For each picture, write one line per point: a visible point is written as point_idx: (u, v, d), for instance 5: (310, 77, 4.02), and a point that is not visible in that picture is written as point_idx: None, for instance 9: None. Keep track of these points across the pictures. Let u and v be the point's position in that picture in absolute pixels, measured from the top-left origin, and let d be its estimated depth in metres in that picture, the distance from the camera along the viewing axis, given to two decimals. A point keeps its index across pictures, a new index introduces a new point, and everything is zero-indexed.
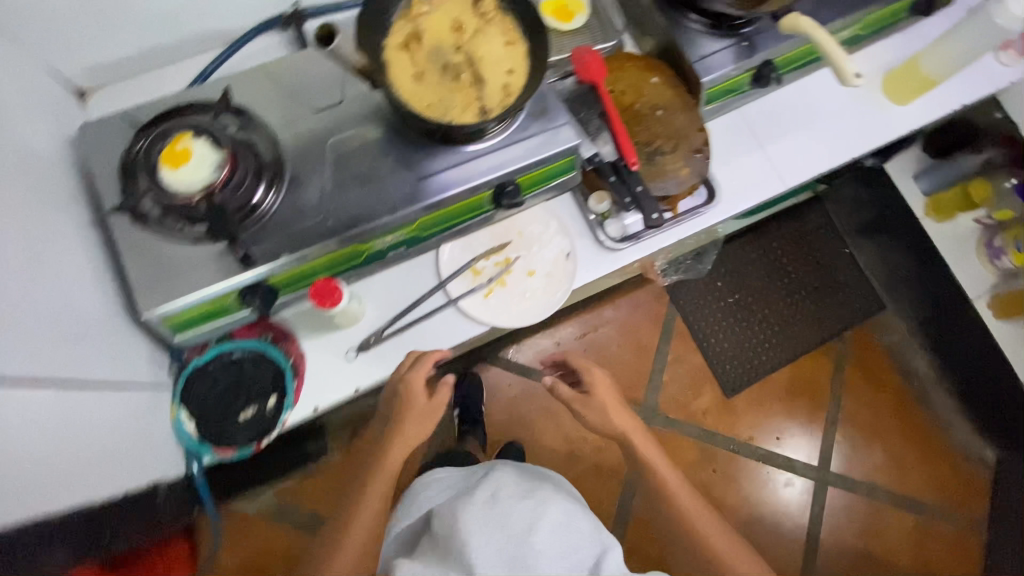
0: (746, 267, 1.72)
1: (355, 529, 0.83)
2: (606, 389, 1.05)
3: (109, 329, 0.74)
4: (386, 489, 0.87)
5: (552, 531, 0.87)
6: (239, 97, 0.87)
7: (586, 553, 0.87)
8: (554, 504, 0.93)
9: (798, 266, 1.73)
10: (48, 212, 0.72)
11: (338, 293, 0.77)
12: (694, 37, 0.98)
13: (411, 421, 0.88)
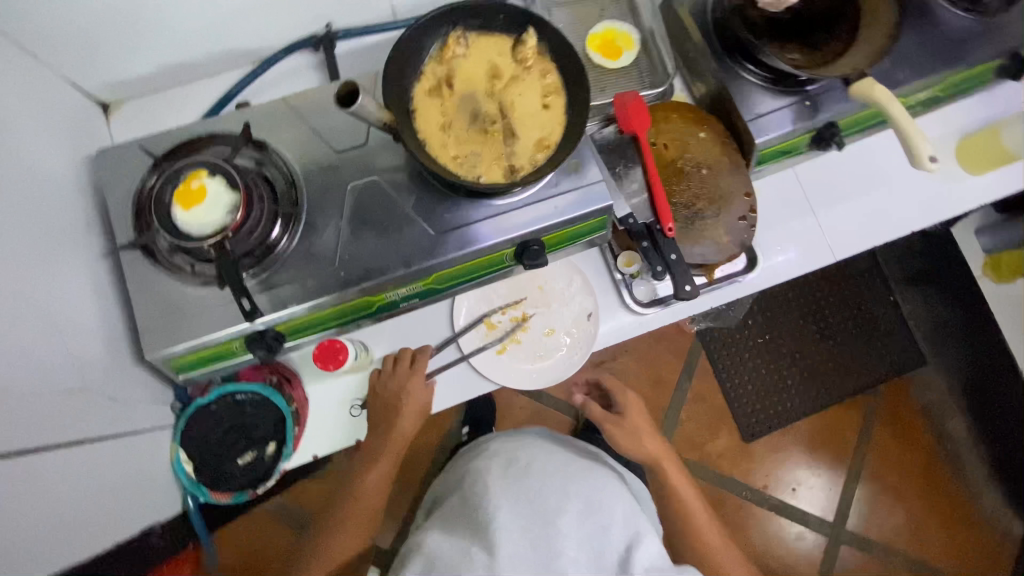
0: (781, 308, 1.60)
1: (354, 519, 0.88)
2: (634, 415, 1.02)
3: (107, 370, 0.73)
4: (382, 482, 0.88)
5: (576, 519, 0.80)
6: (260, 129, 0.83)
7: (611, 537, 0.79)
8: (586, 484, 0.86)
9: (832, 312, 1.60)
10: (56, 248, 0.70)
11: (340, 355, 0.79)
12: (750, 92, 0.90)
13: (404, 419, 0.85)
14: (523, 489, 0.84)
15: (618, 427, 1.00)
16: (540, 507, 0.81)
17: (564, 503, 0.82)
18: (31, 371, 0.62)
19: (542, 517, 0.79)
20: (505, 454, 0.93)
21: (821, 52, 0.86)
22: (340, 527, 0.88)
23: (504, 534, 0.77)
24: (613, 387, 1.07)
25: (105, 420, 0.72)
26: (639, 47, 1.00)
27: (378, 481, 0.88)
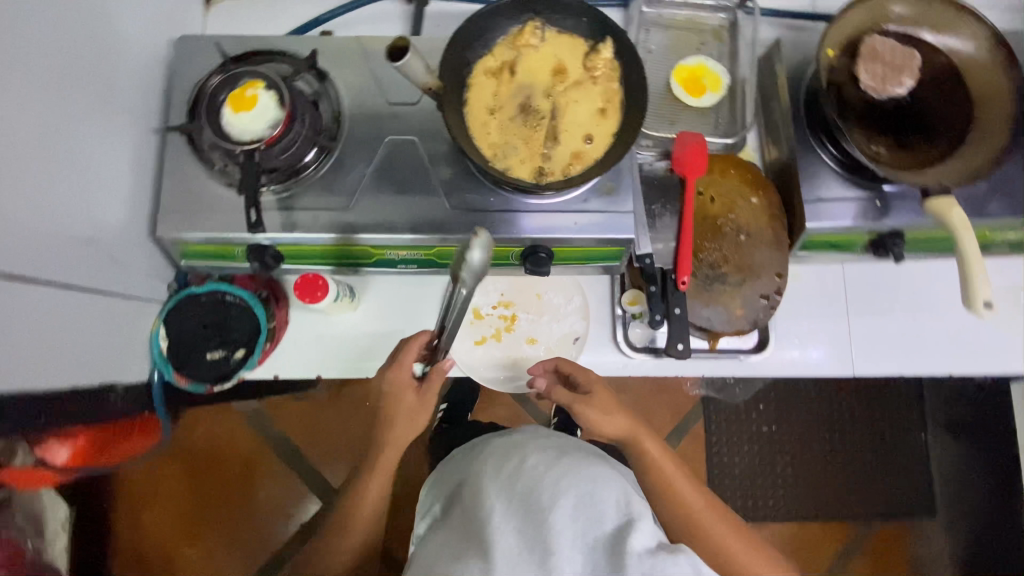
0: (801, 404, 1.46)
1: (350, 531, 0.80)
2: (601, 387, 0.80)
3: (121, 234, 0.78)
4: (379, 491, 0.80)
5: (567, 511, 0.63)
6: (328, 59, 0.86)
7: (610, 520, 0.62)
8: (578, 470, 0.70)
9: (854, 429, 1.46)
10: (113, 111, 0.76)
11: (319, 281, 0.84)
12: (819, 172, 0.85)
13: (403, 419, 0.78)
14: (512, 485, 0.69)
15: (589, 404, 0.77)
16: (531, 502, 0.65)
17: (553, 494, 0.65)
18: (56, 211, 0.67)
19: (532, 515, 0.63)
20: (501, 450, 0.79)
21: (911, 153, 0.79)
22: (336, 536, 0.81)
23: (496, 539, 0.62)
24: (574, 367, 0.83)
25: (108, 279, 0.77)
26: (726, 93, 0.96)
27: (377, 491, 0.80)
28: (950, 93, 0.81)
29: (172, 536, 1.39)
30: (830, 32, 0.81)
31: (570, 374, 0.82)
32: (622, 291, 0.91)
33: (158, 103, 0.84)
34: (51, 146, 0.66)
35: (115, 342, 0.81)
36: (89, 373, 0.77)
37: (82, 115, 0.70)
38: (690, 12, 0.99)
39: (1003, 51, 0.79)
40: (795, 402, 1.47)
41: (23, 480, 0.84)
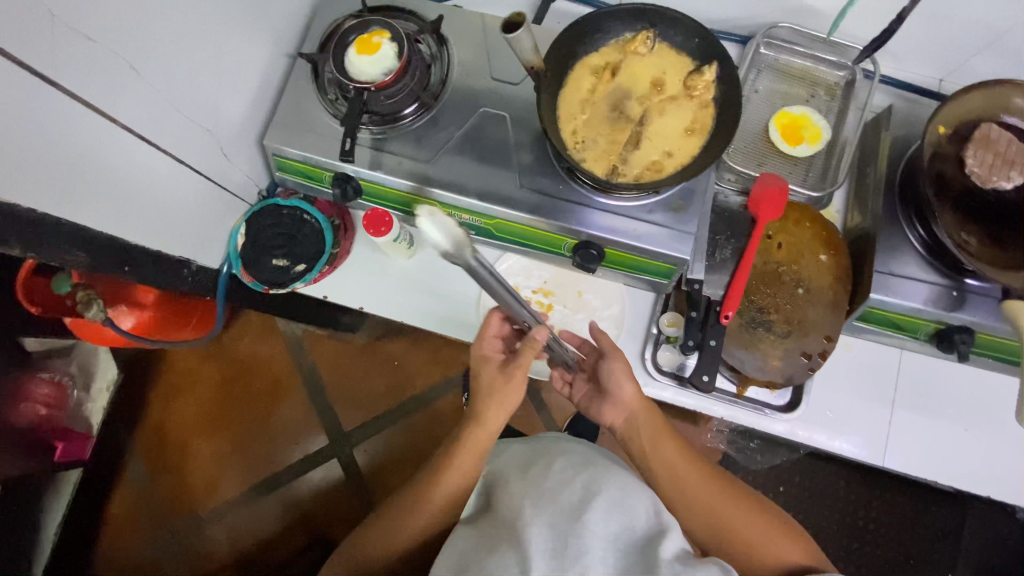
0: (825, 496, 1.36)
1: (427, 503, 0.75)
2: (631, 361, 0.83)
3: (234, 131, 0.88)
4: (469, 468, 0.76)
5: (601, 513, 0.63)
6: (450, 27, 0.93)
7: (641, 523, 0.65)
8: (607, 475, 0.71)
9: (875, 542, 1.35)
10: (260, 27, 0.86)
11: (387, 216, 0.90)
12: (898, 248, 0.81)
13: (504, 392, 0.77)
14: (541, 488, 0.69)
15: (620, 361, 0.79)
16: (564, 501, 0.65)
17: (586, 495, 0.66)
18: (191, 97, 0.77)
19: (566, 513, 0.63)
20: (524, 456, 0.80)
21: (1002, 250, 0.75)
22: (412, 510, 0.75)
23: (530, 532, 0.62)
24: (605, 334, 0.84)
25: (214, 169, 0.87)
26: (822, 148, 0.94)
27: (466, 466, 0.76)
28: None
29: (193, 425, 1.50)
30: (944, 111, 0.79)
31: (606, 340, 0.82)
32: (663, 310, 0.91)
33: (297, 31, 0.94)
34: (204, 40, 0.76)
35: (200, 223, 0.91)
36: (172, 243, 0.87)
37: (235, 24, 0.80)
38: (808, 62, 0.98)
39: None
40: (820, 493, 1.37)
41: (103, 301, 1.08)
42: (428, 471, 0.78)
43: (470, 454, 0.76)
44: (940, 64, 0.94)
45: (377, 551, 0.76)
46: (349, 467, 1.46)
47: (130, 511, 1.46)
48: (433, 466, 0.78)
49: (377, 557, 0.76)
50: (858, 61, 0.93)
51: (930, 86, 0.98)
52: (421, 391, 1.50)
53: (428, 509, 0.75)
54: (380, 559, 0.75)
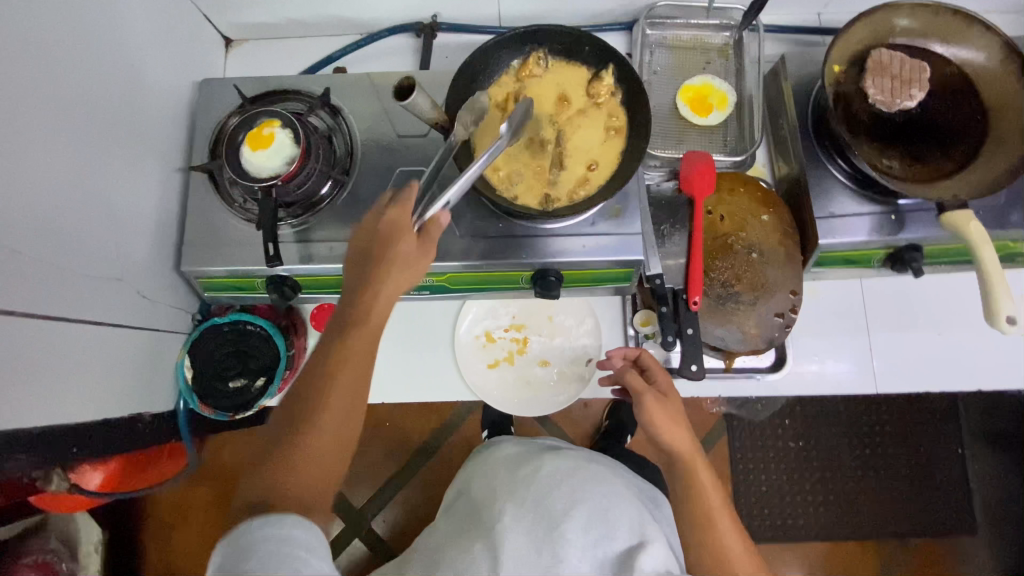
0: (831, 419, 1.42)
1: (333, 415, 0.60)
2: (678, 395, 0.77)
3: (145, 269, 0.82)
4: (360, 378, 0.62)
5: (583, 524, 0.76)
6: (339, 93, 0.89)
7: (621, 539, 0.76)
8: (595, 485, 0.81)
9: (889, 443, 1.41)
10: (138, 155, 0.80)
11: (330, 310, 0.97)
12: (831, 189, 0.83)
13: (385, 287, 0.64)
14: (528, 486, 0.81)
15: (660, 403, 0.74)
16: (547, 508, 0.78)
17: (570, 505, 0.78)
18: (88, 254, 0.72)
19: (547, 518, 0.77)
20: (513, 456, 0.90)
21: (923, 165, 0.78)
22: (322, 395, 0.60)
23: (507, 538, 0.75)
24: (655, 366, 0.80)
25: (137, 313, 0.82)
26: (732, 111, 0.96)
27: (367, 351, 0.63)
28: (960, 104, 0.81)
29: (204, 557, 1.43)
30: (835, 49, 0.80)
31: (650, 366, 0.79)
32: (634, 311, 0.90)
33: (181, 143, 0.89)
34: (83, 192, 0.70)
35: (138, 370, 0.84)
36: (116, 404, 0.80)
37: (111, 163, 0.75)
38: (694, 31, 1.00)
39: (1015, 60, 0.78)
40: (826, 417, 1.42)
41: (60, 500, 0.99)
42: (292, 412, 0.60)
43: (352, 373, 0.61)
44: (814, 0, 0.98)
45: (289, 487, 0.57)
46: (376, 543, 1.41)
47: None
48: (311, 382, 0.61)
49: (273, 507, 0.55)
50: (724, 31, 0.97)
51: (811, 22, 1.01)
52: (423, 446, 1.46)
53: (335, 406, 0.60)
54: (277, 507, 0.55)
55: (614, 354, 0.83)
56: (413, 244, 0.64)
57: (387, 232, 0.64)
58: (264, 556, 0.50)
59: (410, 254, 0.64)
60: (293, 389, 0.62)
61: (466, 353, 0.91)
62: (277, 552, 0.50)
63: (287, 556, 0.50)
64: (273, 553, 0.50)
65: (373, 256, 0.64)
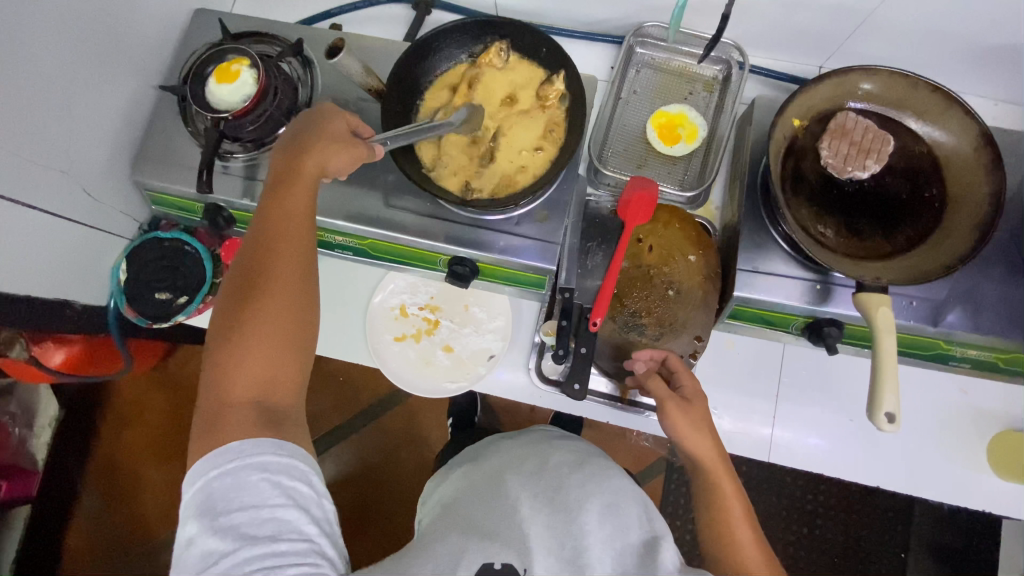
0: (771, 485, 1.36)
1: (278, 312, 0.64)
2: (703, 400, 0.74)
3: (97, 169, 0.88)
4: (301, 265, 0.67)
5: (597, 516, 0.73)
6: (315, 46, 0.92)
7: (636, 532, 0.74)
8: (601, 479, 0.80)
9: (826, 525, 1.34)
10: (112, 65, 0.85)
11: None
12: (768, 245, 0.79)
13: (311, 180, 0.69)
14: (538, 482, 0.79)
15: (682, 410, 0.72)
16: (561, 500, 0.75)
17: (582, 497, 0.76)
18: (40, 143, 0.78)
19: (561, 510, 0.73)
20: (519, 450, 0.88)
21: (859, 241, 0.74)
22: (262, 298, 0.64)
23: (529, 530, 0.71)
24: (683, 368, 0.77)
25: (81, 209, 0.88)
26: (700, 146, 0.93)
27: (299, 247, 0.68)
28: (919, 186, 0.76)
29: (141, 454, 1.49)
30: (797, 101, 0.76)
31: (678, 373, 0.76)
32: (545, 320, 0.91)
33: (164, 64, 0.94)
34: (46, 86, 0.76)
35: (73, 260, 0.90)
36: (45, 286, 0.87)
37: (84, 66, 0.81)
38: (684, 59, 0.97)
39: (987, 150, 0.72)
40: (766, 482, 1.36)
41: (22, 367, 1.06)
42: (232, 311, 0.64)
43: (290, 260, 0.66)
44: (814, 51, 0.94)
45: (249, 390, 0.62)
46: None
47: (83, 545, 1.46)
48: (241, 293, 0.65)
49: (240, 414, 0.60)
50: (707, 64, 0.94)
51: (810, 73, 0.97)
52: (360, 407, 1.49)
53: (277, 311, 0.64)
54: (246, 408, 0.61)
55: (640, 358, 0.80)
56: (341, 133, 0.70)
57: (311, 130, 0.70)
58: (270, 496, 0.57)
59: (340, 136, 0.69)
60: (228, 299, 0.66)
61: (376, 321, 0.94)
62: (283, 490, 0.58)
63: (294, 495, 0.58)
64: (278, 491, 0.58)
65: (298, 148, 0.69)
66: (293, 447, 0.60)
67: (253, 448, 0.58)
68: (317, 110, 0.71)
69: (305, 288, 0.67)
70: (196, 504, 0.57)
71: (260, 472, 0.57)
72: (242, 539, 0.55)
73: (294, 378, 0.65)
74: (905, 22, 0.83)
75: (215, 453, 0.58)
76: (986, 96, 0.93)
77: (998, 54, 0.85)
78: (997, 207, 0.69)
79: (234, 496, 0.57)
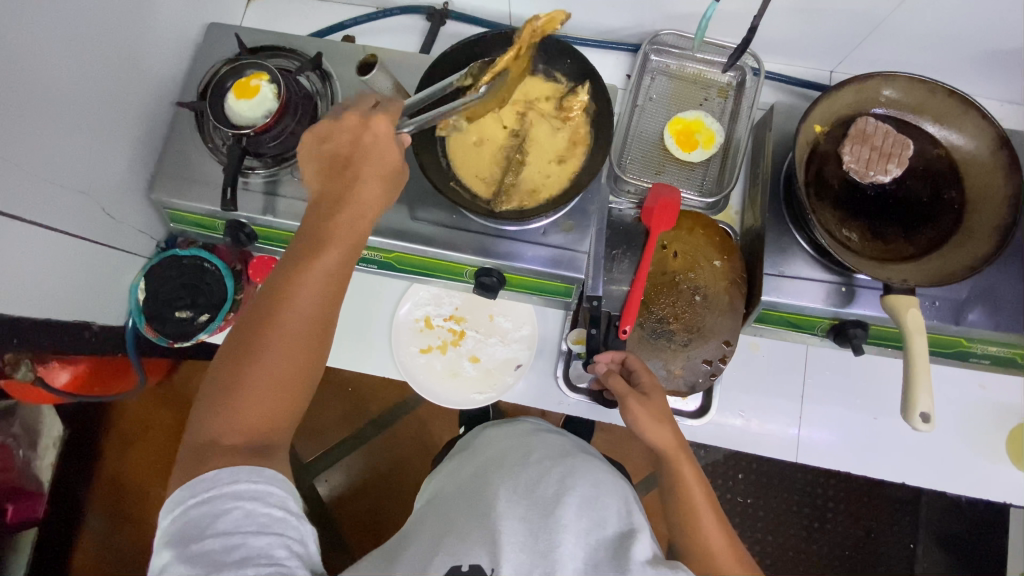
0: (784, 481, 1.37)
1: (292, 344, 0.63)
2: (661, 394, 0.75)
3: (114, 185, 0.86)
4: (325, 303, 0.66)
5: (574, 509, 0.71)
6: (332, 59, 0.92)
7: (612, 525, 0.72)
8: (582, 470, 0.79)
9: (839, 519, 1.36)
10: (128, 81, 0.84)
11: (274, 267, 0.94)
12: (789, 249, 0.81)
13: (347, 208, 0.67)
14: (517, 476, 0.78)
15: (642, 404, 0.73)
16: (538, 495, 0.73)
17: (560, 490, 0.74)
18: (58, 164, 0.77)
19: (539, 506, 0.72)
20: (511, 440, 0.87)
21: (882, 243, 0.76)
22: (277, 331, 0.63)
23: (502, 526, 0.69)
24: (642, 366, 0.78)
25: (98, 228, 0.87)
26: (717, 151, 0.94)
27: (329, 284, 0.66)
28: (939, 189, 0.78)
29: (151, 471, 1.47)
30: (819, 108, 0.78)
31: (636, 369, 0.77)
32: (571, 328, 0.92)
33: (179, 79, 0.93)
34: (62, 105, 0.75)
35: (90, 280, 0.89)
36: (63, 307, 0.85)
37: (101, 84, 0.80)
38: (699, 65, 0.99)
39: (1004, 153, 0.74)
40: (780, 478, 1.38)
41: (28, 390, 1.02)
42: (250, 333, 0.63)
43: (315, 296, 0.65)
44: (825, 57, 0.96)
45: (245, 423, 0.61)
46: (310, 499, 1.44)
47: (93, 567, 1.43)
48: (259, 319, 0.64)
49: (227, 446, 0.60)
50: (723, 71, 0.95)
51: (821, 78, 0.99)
52: (373, 418, 1.48)
53: (290, 348, 0.63)
54: (236, 441, 0.60)
55: (601, 357, 0.79)
56: (385, 167, 0.67)
57: (353, 154, 0.68)
58: (242, 523, 0.55)
59: (379, 170, 0.67)
60: (246, 319, 0.65)
61: (402, 334, 0.94)
62: (254, 517, 0.56)
63: (266, 521, 0.56)
64: (251, 519, 0.56)
65: (341, 173, 0.68)
66: (271, 472, 0.59)
67: (231, 476, 0.57)
68: (367, 129, 0.67)
69: (322, 327, 0.66)
70: (172, 530, 0.56)
71: (233, 500, 0.56)
72: (210, 566, 0.53)
73: (288, 416, 0.65)
74: (917, 28, 0.85)
75: (194, 479, 0.58)
76: (992, 97, 0.96)
77: (1006, 58, 0.87)
78: (1017, 208, 0.71)
79: (208, 524, 0.55)
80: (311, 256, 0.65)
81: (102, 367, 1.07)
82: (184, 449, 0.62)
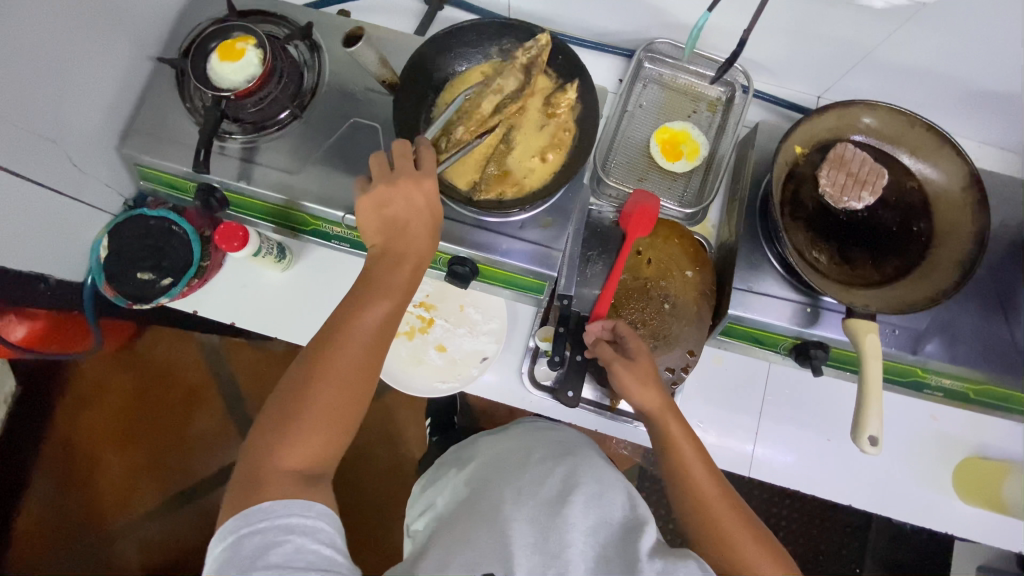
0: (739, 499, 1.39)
1: (344, 382, 0.64)
2: (650, 358, 0.75)
3: (86, 138, 0.84)
4: (378, 344, 0.67)
5: (581, 506, 0.69)
6: (322, 30, 0.90)
7: (619, 517, 0.70)
8: (585, 466, 0.76)
9: (789, 539, 1.38)
10: (109, 31, 0.82)
11: (240, 233, 0.85)
12: (761, 266, 0.81)
13: (404, 257, 0.69)
14: (520, 479, 0.74)
15: (627, 368, 0.72)
16: (543, 495, 0.71)
17: (566, 490, 0.71)
18: (27, 107, 0.74)
19: (547, 505, 0.69)
20: (507, 445, 0.84)
21: (850, 268, 0.77)
22: (333, 370, 0.64)
23: (513, 528, 0.66)
24: (631, 332, 0.78)
25: (64, 179, 0.84)
26: (701, 164, 0.94)
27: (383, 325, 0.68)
28: (910, 220, 0.79)
29: (104, 438, 1.42)
30: (800, 131, 0.79)
31: (625, 336, 0.77)
32: (541, 325, 0.92)
33: (162, 35, 0.91)
34: (38, 46, 0.73)
35: (51, 232, 0.86)
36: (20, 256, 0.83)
37: (80, 31, 0.77)
38: (690, 77, 0.99)
39: (975, 191, 0.76)
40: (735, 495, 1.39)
41: None
42: (308, 369, 0.64)
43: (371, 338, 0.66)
44: (815, 82, 0.97)
45: (299, 455, 0.61)
46: None
47: (34, 531, 1.38)
48: (317, 357, 0.65)
49: (281, 475, 0.60)
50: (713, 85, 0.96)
51: (808, 102, 1.00)
52: None
53: (344, 385, 0.64)
54: (288, 471, 0.60)
55: (592, 327, 0.80)
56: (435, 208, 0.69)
57: (409, 217, 0.68)
58: (293, 558, 0.54)
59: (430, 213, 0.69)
60: (307, 356, 0.66)
61: None
62: (303, 553, 0.55)
63: (314, 557, 0.55)
64: (301, 555, 0.55)
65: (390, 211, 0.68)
66: (321, 507, 0.59)
67: (284, 508, 0.57)
68: (420, 191, 0.67)
69: (374, 364, 0.67)
70: (222, 557, 0.56)
71: (285, 534, 0.56)
72: None
73: (337, 450, 0.65)
74: (904, 62, 0.87)
75: (248, 511, 0.57)
76: (970, 137, 0.98)
77: (985, 99, 0.89)
78: (981, 245, 0.73)
79: (259, 556, 0.54)
80: (367, 298, 0.67)
81: (58, 325, 1.02)
82: (232, 484, 0.61)
